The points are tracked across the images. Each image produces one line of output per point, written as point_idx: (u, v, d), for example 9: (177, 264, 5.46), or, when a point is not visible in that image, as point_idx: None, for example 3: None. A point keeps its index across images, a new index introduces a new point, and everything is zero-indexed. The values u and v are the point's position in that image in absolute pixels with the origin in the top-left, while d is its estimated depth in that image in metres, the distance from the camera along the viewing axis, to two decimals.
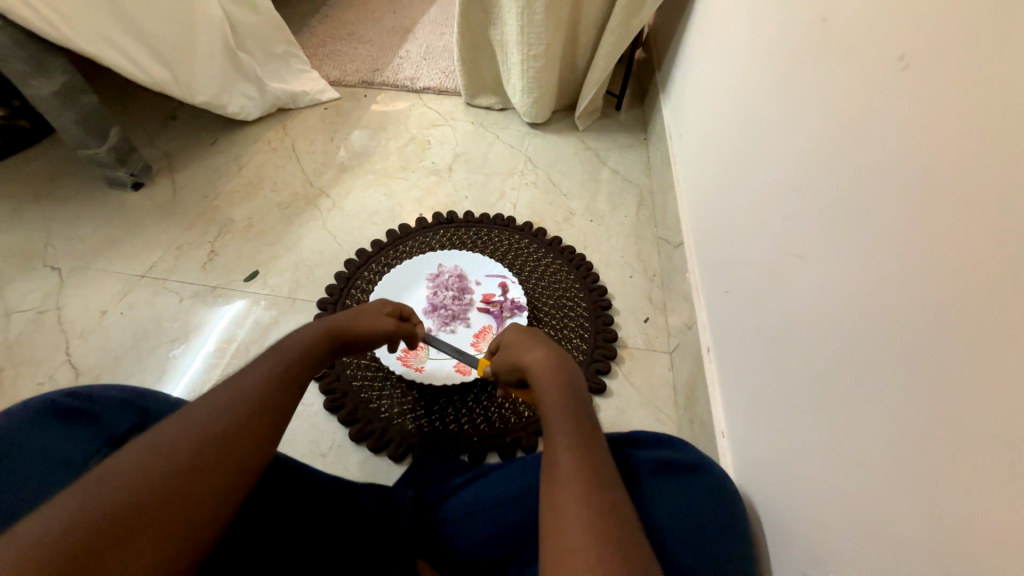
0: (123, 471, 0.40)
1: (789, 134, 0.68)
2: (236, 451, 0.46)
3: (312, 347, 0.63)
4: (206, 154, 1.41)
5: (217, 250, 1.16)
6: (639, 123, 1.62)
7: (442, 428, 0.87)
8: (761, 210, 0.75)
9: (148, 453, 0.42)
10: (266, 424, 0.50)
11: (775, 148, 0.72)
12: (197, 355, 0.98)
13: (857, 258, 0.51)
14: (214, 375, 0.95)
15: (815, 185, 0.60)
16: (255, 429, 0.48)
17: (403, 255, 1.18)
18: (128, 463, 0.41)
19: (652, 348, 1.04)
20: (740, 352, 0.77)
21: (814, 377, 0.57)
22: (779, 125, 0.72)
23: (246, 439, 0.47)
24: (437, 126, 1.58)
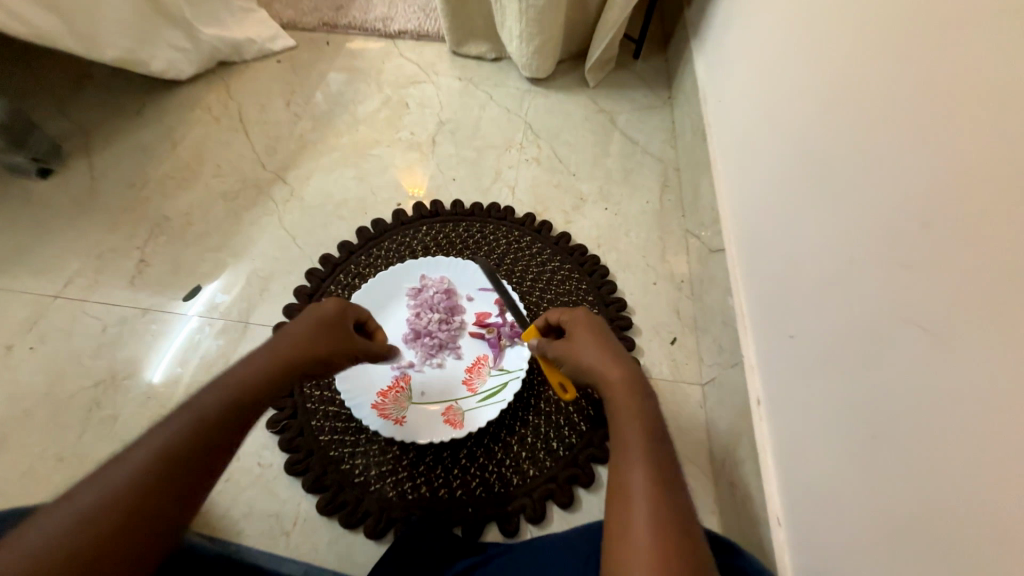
0: (103, 485, 0.41)
1: (928, 126, 0.44)
2: (210, 440, 0.47)
3: (285, 351, 0.58)
4: (131, 126, 1.15)
5: (149, 258, 0.95)
6: (664, 76, 1.33)
7: (430, 494, 0.73)
8: (856, 233, 0.52)
9: (127, 465, 0.43)
10: (241, 411, 0.50)
11: (887, 144, 0.49)
12: (169, 340, 0.86)
13: (979, 311, 0.39)
14: (193, 362, 0.85)
15: (953, 215, 0.42)
16: (228, 416, 0.49)
17: (378, 261, 0.96)
18: (110, 475, 0.42)
19: (680, 378, 0.87)
20: (808, 416, 0.58)
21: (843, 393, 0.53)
22: (902, 109, 0.47)
23: (220, 429, 0.48)
24: (417, 83, 1.29)
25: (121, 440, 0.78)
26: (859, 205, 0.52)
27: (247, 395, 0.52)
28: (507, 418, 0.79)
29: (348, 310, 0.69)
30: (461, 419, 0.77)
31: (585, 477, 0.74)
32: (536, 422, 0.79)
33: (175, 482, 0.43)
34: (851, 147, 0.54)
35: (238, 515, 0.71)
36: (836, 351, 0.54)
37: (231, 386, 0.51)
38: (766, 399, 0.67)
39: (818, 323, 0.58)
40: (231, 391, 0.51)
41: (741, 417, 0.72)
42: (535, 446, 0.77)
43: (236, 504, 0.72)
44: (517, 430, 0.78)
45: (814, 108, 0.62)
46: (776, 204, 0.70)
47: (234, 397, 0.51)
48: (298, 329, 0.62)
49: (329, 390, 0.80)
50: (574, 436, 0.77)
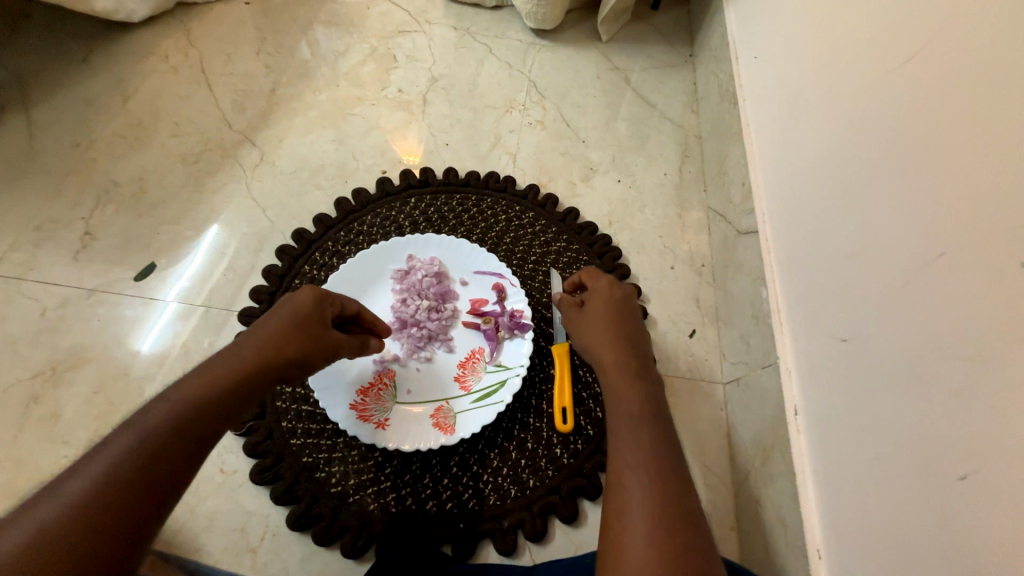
0: (50, 512, 0.35)
1: None
2: (161, 467, 0.40)
3: (251, 356, 0.50)
4: (74, 75, 1.00)
5: (95, 231, 0.84)
6: (686, 30, 1.17)
7: (417, 508, 0.64)
8: (972, 224, 0.41)
9: (57, 503, 0.36)
10: (200, 432, 0.43)
11: None
12: (159, 296, 0.79)
13: None
14: (184, 334, 0.77)
15: None
16: (182, 439, 0.42)
17: (359, 238, 0.84)
18: (36, 519, 0.35)
19: (699, 376, 0.78)
20: (863, 440, 0.49)
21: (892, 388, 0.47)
22: None
23: (176, 455, 0.41)
24: (405, 33, 1.13)
25: (64, 441, 0.69)
26: (983, 189, 0.41)
27: (205, 411, 0.44)
28: (505, 420, 0.70)
29: (325, 298, 0.58)
30: (452, 423, 0.67)
31: (592, 488, 0.66)
32: (537, 425, 0.70)
33: (122, 523, 0.37)
34: (975, 113, 0.42)
35: (197, 529, 0.63)
36: (915, 367, 0.45)
37: (184, 402, 0.44)
38: (807, 412, 0.58)
39: (890, 326, 0.48)
40: (184, 410, 0.43)
41: (774, 428, 0.63)
42: (536, 453, 0.68)
43: (194, 517, 0.64)
44: (516, 434, 0.69)
45: (905, 62, 0.49)
46: (832, 182, 0.59)
47: (190, 415, 0.43)
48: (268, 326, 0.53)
49: (302, 387, 0.70)
50: (579, 442, 0.69)
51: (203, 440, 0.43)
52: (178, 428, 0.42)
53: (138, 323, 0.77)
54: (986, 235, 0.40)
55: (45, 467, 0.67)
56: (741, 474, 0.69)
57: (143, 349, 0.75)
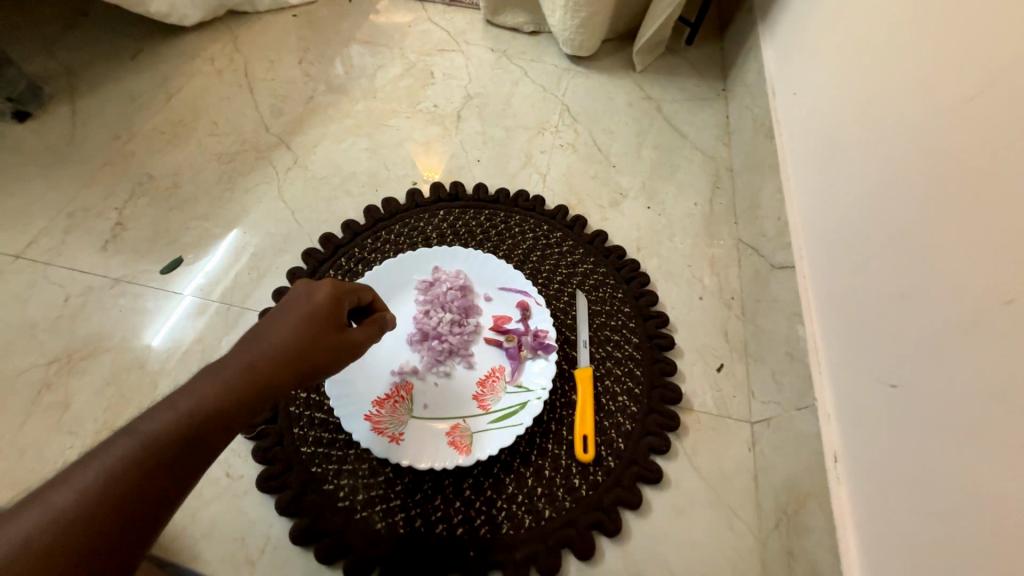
0: (43, 515, 0.34)
1: None
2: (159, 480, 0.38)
3: (269, 360, 0.49)
4: (122, 71, 1.03)
5: (126, 222, 0.84)
6: (720, 65, 1.18)
7: (426, 531, 0.61)
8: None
9: (45, 510, 0.34)
10: (204, 442, 0.42)
11: None
12: (181, 290, 0.79)
13: None
14: (196, 328, 0.76)
15: None
16: (185, 449, 0.40)
17: (385, 246, 0.84)
18: (20, 525, 0.33)
19: (727, 413, 0.74)
20: (916, 496, 0.46)
21: (946, 443, 0.44)
22: None
23: (176, 467, 0.39)
24: (444, 52, 1.15)
25: (70, 431, 0.67)
26: None
27: (213, 421, 0.42)
28: (523, 444, 0.67)
29: (346, 296, 0.58)
30: (468, 442, 0.65)
31: (611, 523, 0.63)
32: (555, 452, 0.67)
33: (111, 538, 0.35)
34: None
35: (196, 536, 0.60)
36: (979, 420, 0.42)
37: (192, 409, 0.42)
38: (848, 460, 0.55)
39: (943, 373, 0.46)
40: (191, 418, 0.41)
41: (809, 474, 0.59)
42: (554, 481, 0.65)
43: (195, 521, 0.61)
44: (534, 460, 0.66)
45: (968, 101, 0.48)
46: (879, 221, 0.57)
47: (195, 424, 0.41)
48: (285, 329, 0.52)
49: (316, 394, 0.68)
50: (599, 474, 0.66)
51: (206, 452, 0.42)
52: (181, 438, 0.40)
53: (161, 317, 0.76)
54: None
55: (50, 456, 0.66)
56: (769, 521, 0.65)
57: (157, 343, 0.74)
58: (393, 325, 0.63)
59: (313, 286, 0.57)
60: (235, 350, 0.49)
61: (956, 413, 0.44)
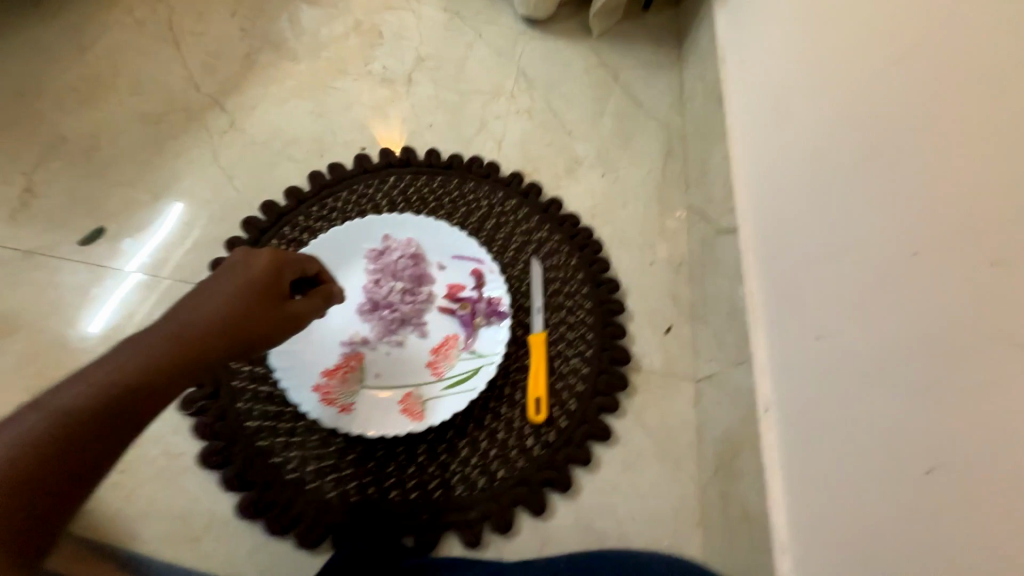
0: None
1: None
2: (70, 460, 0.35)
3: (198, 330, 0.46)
4: (23, 19, 0.91)
5: (37, 188, 0.76)
6: (676, 32, 1.17)
7: (379, 497, 0.61)
8: (951, 223, 0.42)
9: None
10: (126, 417, 0.39)
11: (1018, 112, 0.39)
12: (109, 263, 0.73)
13: None
14: (139, 309, 0.70)
15: None
16: (103, 424, 0.37)
17: (332, 214, 0.80)
18: None
19: (674, 373, 0.77)
20: (835, 438, 0.49)
21: (863, 390, 0.47)
22: None
23: (92, 444, 0.36)
24: (393, 9, 1.09)
25: None
26: (962, 188, 0.42)
27: (135, 393, 0.39)
28: (476, 409, 0.68)
29: (286, 268, 0.55)
30: (422, 409, 0.64)
31: (562, 480, 0.65)
32: (508, 415, 0.68)
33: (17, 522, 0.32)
34: (965, 112, 0.42)
35: (135, 515, 0.58)
36: (890, 366, 0.45)
37: (110, 382, 0.39)
38: (779, 409, 0.58)
39: (862, 325, 0.49)
40: (108, 391, 0.38)
41: (745, 424, 0.63)
42: (507, 444, 0.66)
43: (132, 501, 0.58)
44: (487, 424, 0.67)
45: (896, 64, 0.50)
46: (813, 183, 0.59)
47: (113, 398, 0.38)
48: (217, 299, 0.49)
49: (261, 366, 0.65)
50: (552, 434, 0.68)
51: (128, 427, 0.38)
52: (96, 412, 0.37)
53: (82, 292, 0.70)
54: (963, 237, 0.41)
55: None
56: (709, 470, 0.69)
57: (96, 328, 0.68)
58: (341, 297, 0.61)
59: (250, 256, 0.54)
60: (162, 319, 0.46)
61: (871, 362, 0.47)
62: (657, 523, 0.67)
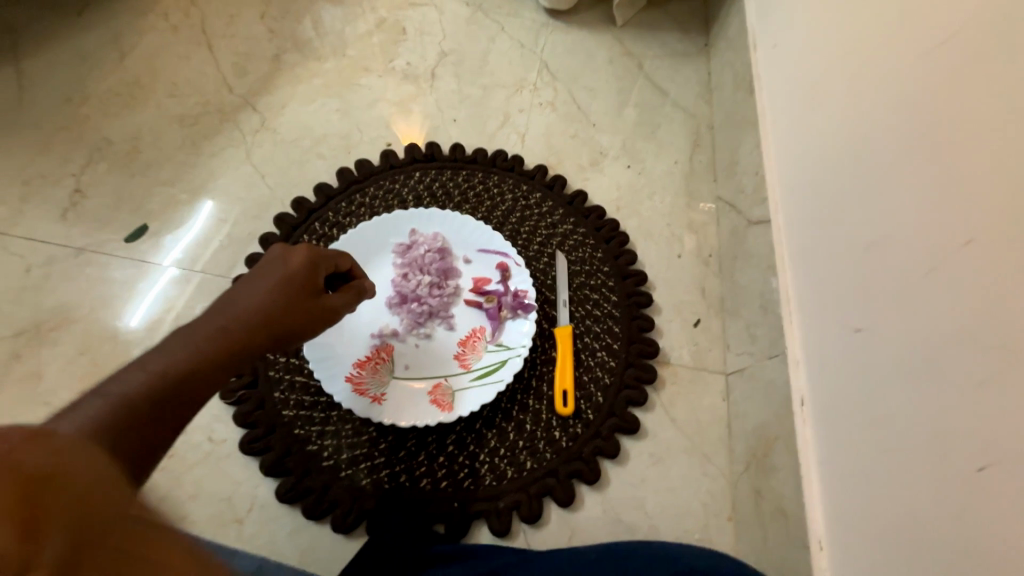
0: None
1: None
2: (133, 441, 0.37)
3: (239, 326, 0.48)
4: (69, 27, 0.96)
5: (86, 189, 0.80)
6: (702, 19, 1.14)
7: (411, 485, 0.63)
8: (1002, 207, 0.40)
9: None
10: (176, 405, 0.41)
11: None
12: (151, 259, 0.76)
13: None
14: (178, 300, 0.73)
15: None
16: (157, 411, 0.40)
17: (361, 210, 0.82)
18: None
19: (702, 366, 0.76)
20: (876, 432, 0.48)
21: (907, 385, 0.46)
22: None
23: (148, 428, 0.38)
24: (416, 6, 1.09)
25: (44, 403, 0.65)
26: (1012, 172, 0.40)
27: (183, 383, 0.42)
28: (504, 401, 0.69)
29: (321, 262, 0.56)
30: (450, 400, 0.66)
31: (590, 472, 0.65)
32: (535, 407, 0.68)
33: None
34: (1018, 89, 0.40)
35: (183, 498, 0.61)
36: (936, 359, 0.43)
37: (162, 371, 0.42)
38: (814, 403, 0.57)
39: (904, 316, 0.47)
40: (161, 381, 0.41)
41: (778, 418, 0.61)
42: (535, 435, 0.67)
43: (180, 485, 0.61)
44: (515, 416, 0.68)
45: (942, 41, 0.47)
46: (851, 171, 0.57)
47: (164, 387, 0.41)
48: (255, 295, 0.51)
49: (296, 357, 0.68)
50: (579, 426, 0.68)
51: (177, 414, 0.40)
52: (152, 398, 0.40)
53: (131, 286, 0.73)
54: (1015, 223, 0.39)
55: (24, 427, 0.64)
56: (740, 465, 0.68)
57: (138, 318, 0.71)
58: (373, 291, 0.61)
59: (287, 252, 0.55)
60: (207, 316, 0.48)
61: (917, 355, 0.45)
62: (686, 516, 0.66)
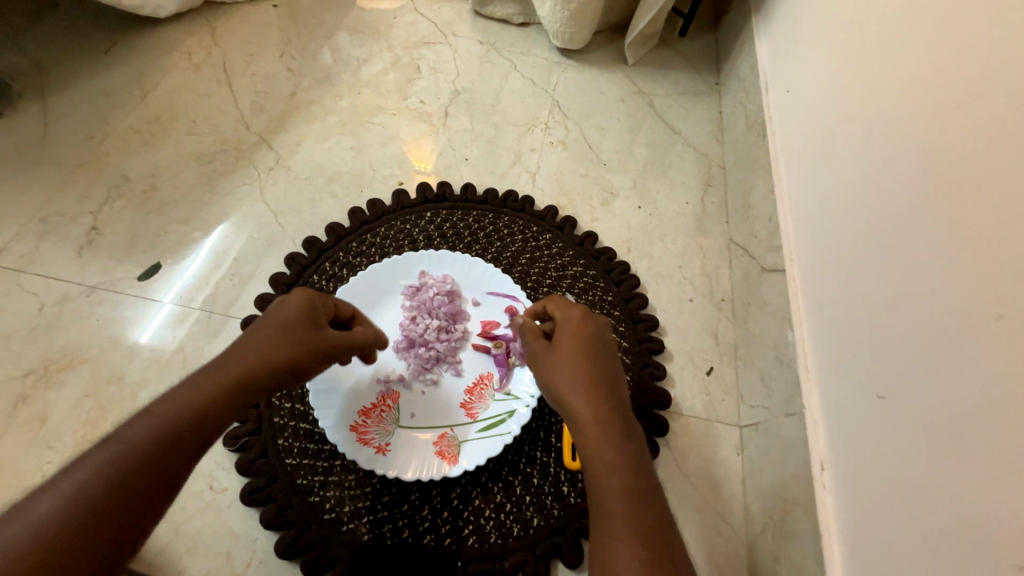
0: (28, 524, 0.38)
1: None
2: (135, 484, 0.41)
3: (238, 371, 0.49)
4: (96, 66, 0.99)
5: (102, 226, 0.81)
6: (713, 58, 1.15)
7: (414, 541, 0.61)
8: None
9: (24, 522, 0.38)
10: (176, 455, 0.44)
11: None
12: (160, 298, 0.76)
13: None
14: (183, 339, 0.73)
15: None
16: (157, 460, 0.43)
17: (371, 250, 0.82)
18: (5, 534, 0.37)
19: (715, 418, 0.74)
20: (903, 509, 0.46)
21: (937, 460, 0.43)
22: None
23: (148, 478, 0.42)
24: (430, 45, 1.12)
25: (46, 446, 0.65)
26: None
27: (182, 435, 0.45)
28: (511, 452, 0.67)
29: (319, 303, 0.57)
30: (455, 452, 0.64)
31: None
32: (544, 460, 0.66)
33: (92, 544, 0.39)
34: None
35: (180, 551, 0.59)
36: (969, 439, 0.41)
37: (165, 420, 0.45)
38: (835, 469, 0.54)
39: (932, 385, 0.45)
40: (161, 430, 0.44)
41: (797, 482, 0.59)
42: (542, 489, 0.65)
43: (178, 536, 0.60)
44: (522, 469, 0.66)
45: (967, 105, 0.47)
46: (871, 227, 0.56)
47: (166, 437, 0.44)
48: (260, 339, 0.52)
49: (301, 403, 0.67)
50: None
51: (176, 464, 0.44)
52: (157, 446, 0.43)
53: (138, 325, 0.74)
54: None
55: (25, 472, 0.63)
56: (756, 526, 0.65)
57: (142, 357, 0.71)
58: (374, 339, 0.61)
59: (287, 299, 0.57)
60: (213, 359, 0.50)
61: (945, 427, 0.43)
62: None
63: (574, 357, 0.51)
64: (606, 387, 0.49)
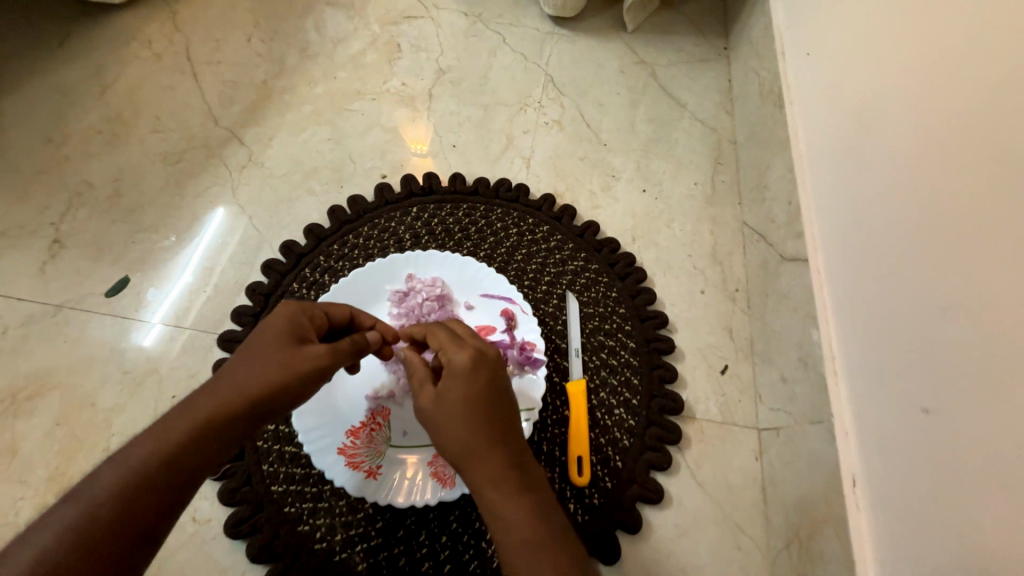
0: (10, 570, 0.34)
1: None
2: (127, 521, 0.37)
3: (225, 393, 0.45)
4: (49, 61, 0.91)
5: (65, 238, 0.76)
6: (722, 19, 1.05)
7: (411, 570, 0.57)
8: None
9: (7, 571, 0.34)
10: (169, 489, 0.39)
11: None
12: (132, 315, 0.71)
13: None
14: (158, 359, 0.69)
15: None
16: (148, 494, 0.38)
17: (354, 252, 0.76)
18: None
19: (732, 421, 0.68)
20: (954, 544, 0.40)
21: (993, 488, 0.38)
22: None
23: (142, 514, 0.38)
24: (411, 19, 1.02)
25: (19, 481, 0.61)
26: None
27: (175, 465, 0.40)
28: None
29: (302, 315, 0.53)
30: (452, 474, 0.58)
31: (608, 549, 0.60)
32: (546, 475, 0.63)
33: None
34: None
35: None
36: None
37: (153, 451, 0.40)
38: (870, 486, 0.49)
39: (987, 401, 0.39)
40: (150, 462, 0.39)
41: (825, 497, 0.54)
42: None
43: (162, 572, 0.57)
44: None
45: None
46: (910, 214, 0.49)
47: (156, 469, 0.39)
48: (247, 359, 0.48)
49: (286, 424, 0.62)
50: (596, 496, 0.63)
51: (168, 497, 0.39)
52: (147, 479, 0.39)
53: (110, 345, 0.69)
54: None
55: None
56: (778, 539, 0.60)
57: (115, 380, 0.67)
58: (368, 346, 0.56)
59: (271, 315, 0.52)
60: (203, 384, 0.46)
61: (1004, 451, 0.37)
62: None
63: (456, 405, 0.48)
64: (499, 433, 0.47)
